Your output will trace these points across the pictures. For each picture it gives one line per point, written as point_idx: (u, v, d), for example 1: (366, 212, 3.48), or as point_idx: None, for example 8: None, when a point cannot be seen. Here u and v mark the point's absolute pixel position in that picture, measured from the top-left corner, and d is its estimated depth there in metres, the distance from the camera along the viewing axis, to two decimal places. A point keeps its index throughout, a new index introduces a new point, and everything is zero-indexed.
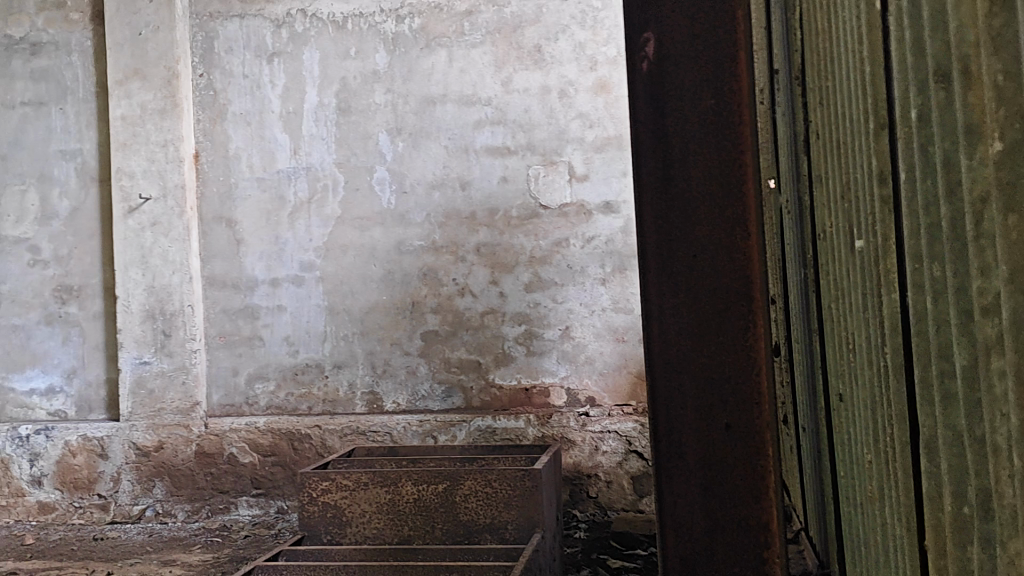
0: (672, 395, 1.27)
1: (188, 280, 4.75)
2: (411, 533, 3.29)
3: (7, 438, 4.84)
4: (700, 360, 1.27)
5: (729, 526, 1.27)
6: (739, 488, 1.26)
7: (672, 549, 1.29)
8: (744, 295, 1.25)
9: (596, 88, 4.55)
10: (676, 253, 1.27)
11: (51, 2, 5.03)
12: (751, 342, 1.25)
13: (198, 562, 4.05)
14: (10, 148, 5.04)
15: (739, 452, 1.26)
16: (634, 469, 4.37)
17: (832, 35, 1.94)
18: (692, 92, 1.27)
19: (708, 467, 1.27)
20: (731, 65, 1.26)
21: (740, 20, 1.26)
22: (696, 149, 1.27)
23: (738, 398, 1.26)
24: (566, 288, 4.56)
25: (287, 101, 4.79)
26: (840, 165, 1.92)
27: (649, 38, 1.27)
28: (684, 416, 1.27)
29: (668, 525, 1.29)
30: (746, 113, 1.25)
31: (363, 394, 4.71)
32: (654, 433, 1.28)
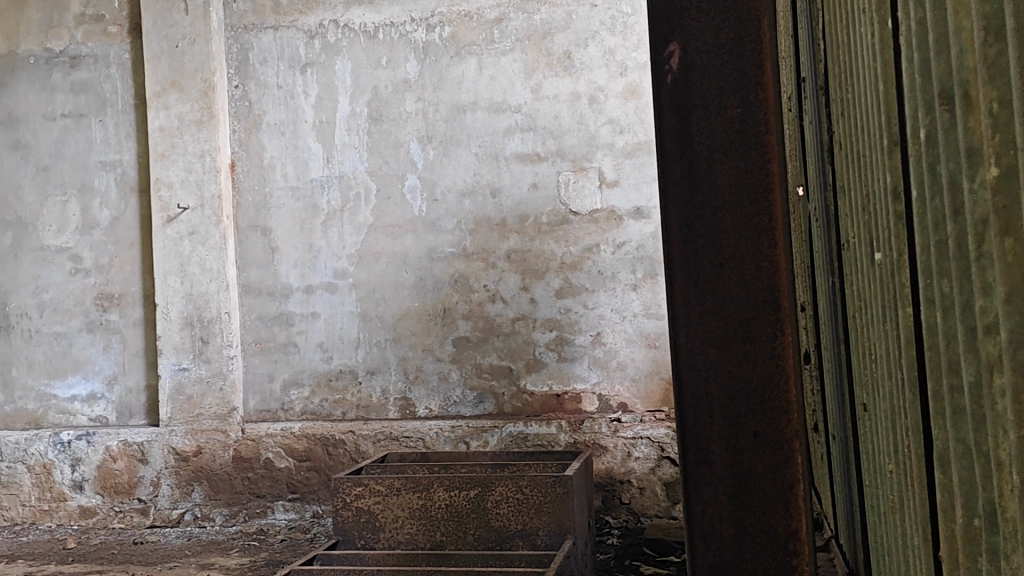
0: (700, 403, 1.28)
1: (224, 287, 4.83)
2: (443, 538, 3.31)
3: (49, 444, 4.95)
4: (727, 369, 1.28)
5: (757, 533, 1.28)
6: (770, 499, 1.27)
7: (701, 557, 1.29)
8: (771, 303, 1.27)
9: (625, 94, 4.56)
10: (703, 263, 1.28)
11: (90, 16, 5.14)
12: (779, 350, 1.26)
13: (236, 566, 4.11)
14: (51, 159, 5.15)
15: (768, 459, 1.27)
16: (667, 475, 4.37)
17: (850, 47, 1.94)
18: (718, 102, 1.28)
19: (736, 474, 1.28)
20: (757, 75, 1.27)
21: (766, 29, 1.28)
22: (721, 161, 1.28)
23: (766, 406, 1.27)
24: (598, 294, 4.57)
25: (320, 111, 4.85)
26: (860, 177, 1.93)
27: (673, 50, 1.29)
28: (713, 426, 1.28)
29: (696, 533, 1.29)
30: (773, 122, 1.26)
31: (396, 400, 4.75)
32: (682, 440, 1.29)
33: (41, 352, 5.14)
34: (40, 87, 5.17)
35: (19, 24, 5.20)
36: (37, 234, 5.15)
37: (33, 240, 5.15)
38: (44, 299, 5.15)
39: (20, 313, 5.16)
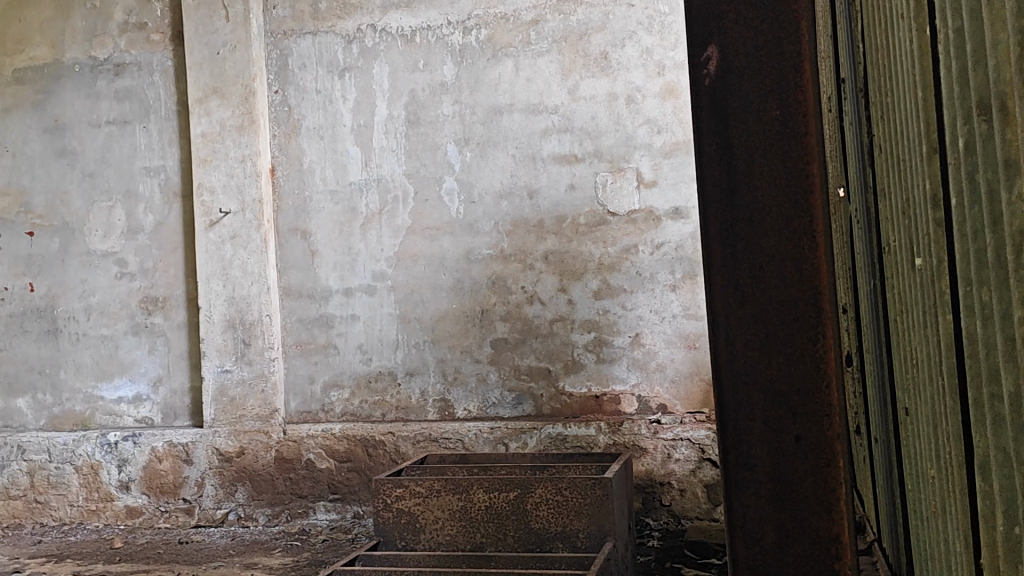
0: (741, 406, 1.27)
1: (265, 290, 4.89)
2: (483, 540, 3.32)
3: (97, 445, 5.05)
4: (768, 372, 1.27)
5: (799, 538, 1.27)
6: (812, 501, 1.26)
7: (742, 561, 1.28)
8: (813, 306, 1.25)
9: (663, 94, 4.53)
10: (743, 265, 1.27)
11: (133, 25, 5.24)
12: (820, 353, 1.25)
13: (279, 565, 4.16)
14: (97, 165, 5.26)
15: (810, 463, 1.26)
16: (707, 477, 4.34)
17: (888, 50, 1.92)
18: (758, 103, 1.27)
19: (777, 478, 1.27)
20: (796, 75, 1.26)
21: (806, 28, 1.27)
22: (761, 161, 1.27)
23: (808, 410, 1.26)
24: (636, 295, 4.55)
25: (358, 115, 4.89)
26: (900, 179, 1.90)
27: (711, 52, 1.28)
28: (754, 428, 1.27)
29: (737, 537, 1.28)
30: (813, 122, 1.26)
31: (435, 402, 4.78)
32: (723, 444, 1.28)
33: (88, 355, 5.25)
34: (85, 95, 5.28)
35: (66, 33, 5.32)
36: (83, 239, 5.26)
37: (80, 245, 5.26)
38: (91, 302, 5.26)
39: (68, 317, 5.28)
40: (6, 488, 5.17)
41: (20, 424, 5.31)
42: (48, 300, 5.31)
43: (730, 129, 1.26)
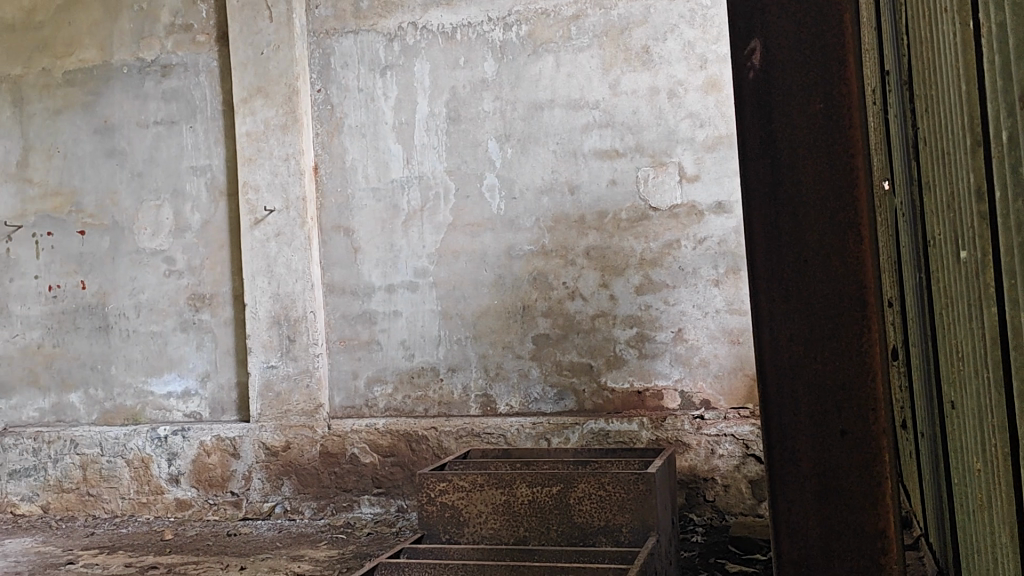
0: (785, 388, 1.40)
1: (310, 287, 4.95)
2: (527, 534, 3.33)
3: (148, 439, 5.16)
4: (813, 356, 1.39)
5: (842, 513, 1.39)
6: (854, 475, 1.38)
7: (785, 533, 1.41)
8: (859, 297, 1.37)
9: (705, 87, 4.50)
10: (787, 258, 1.39)
11: (179, 26, 5.33)
12: (865, 341, 1.37)
13: (324, 558, 4.22)
14: (145, 165, 5.37)
15: (854, 442, 1.38)
16: (752, 473, 4.31)
17: (932, 41, 1.89)
18: (802, 98, 1.39)
19: (821, 456, 1.39)
20: (840, 69, 1.38)
21: (849, 22, 1.38)
22: (804, 160, 1.39)
23: (851, 392, 1.38)
24: (679, 290, 4.53)
25: (399, 113, 4.93)
26: (944, 172, 1.88)
27: (754, 47, 1.40)
28: (799, 407, 1.40)
29: (781, 511, 1.41)
30: (857, 117, 1.37)
31: (477, 397, 4.80)
32: (768, 424, 1.41)
33: (138, 351, 5.36)
34: (134, 96, 5.39)
35: (114, 35, 5.43)
36: (133, 238, 5.37)
37: (129, 243, 5.38)
38: (140, 299, 5.37)
39: (118, 313, 5.39)
40: (61, 480, 5.31)
41: (73, 418, 5.45)
42: (99, 298, 5.43)
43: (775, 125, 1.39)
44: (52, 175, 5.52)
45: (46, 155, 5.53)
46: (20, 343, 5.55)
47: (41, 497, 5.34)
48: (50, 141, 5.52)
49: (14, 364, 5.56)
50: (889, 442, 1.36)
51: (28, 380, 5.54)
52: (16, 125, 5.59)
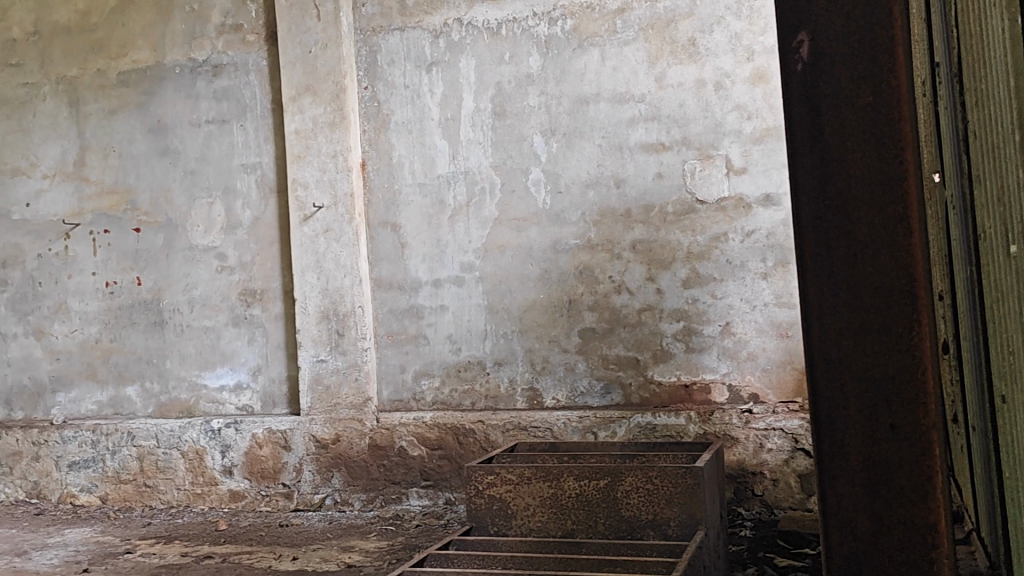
0: (834, 378, 1.45)
1: (358, 282, 5.01)
2: (574, 527, 3.34)
3: (202, 431, 5.28)
4: (862, 346, 1.43)
5: (893, 500, 1.43)
6: (904, 466, 1.42)
7: (836, 521, 1.46)
8: (908, 288, 1.41)
9: (753, 79, 4.46)
10: (836, 250, 1.44)
11: (229, 26, 5.42)
12: (915, 331, 1.41)
13: (374, 549, 4.28)
14: (197, 164, 5.47)
15: (906, 430, 1.42)
16: (801, 467, 4.28)
17: (981, 35, 1.86)
18: (850, 91, 1.43)
19: (871, 444, 1.44)
20: (888, 62, 1.41)
21: (897, 14, 1.42)
22: (852, 156, 1.43)
23: (901, 382, 1.42)
24: (726, 283, 4.50)
25: (445, 108, 4.96)
26: (994, 167, 1.84)
27: (802, 39, 1.44)
28: (848, 398, 1.44)
29: (831, 498, 1.46)
30: (905, 109, 1.41)
31: (524, 391, 4.82)
32: (818, 412, 1.46)
33: (192, 345, 5.48)
34: (186, 96, 5.50)
35: (166, 36, 5.54)
36: (186, 234, 5.48)
37: (182, 240, 5.49)
38: (193, 295, 5.49)
39: (173, 309, 5.52)
40: (119, 471, 5.45)
41: (130, 411, 5.59)
42: (154, 293, 5.56)
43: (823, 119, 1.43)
44: (108, 175, 5.66)
45: (102, 155, 5.67)
46: (78, 337, 5.71)
47: (100, 487, 5.50)
48: (105, 141, 5.66)
49: (73, 358, 5.72)
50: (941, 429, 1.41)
51: (86, 374, 5.69)
52: (73, 126, 5.74)
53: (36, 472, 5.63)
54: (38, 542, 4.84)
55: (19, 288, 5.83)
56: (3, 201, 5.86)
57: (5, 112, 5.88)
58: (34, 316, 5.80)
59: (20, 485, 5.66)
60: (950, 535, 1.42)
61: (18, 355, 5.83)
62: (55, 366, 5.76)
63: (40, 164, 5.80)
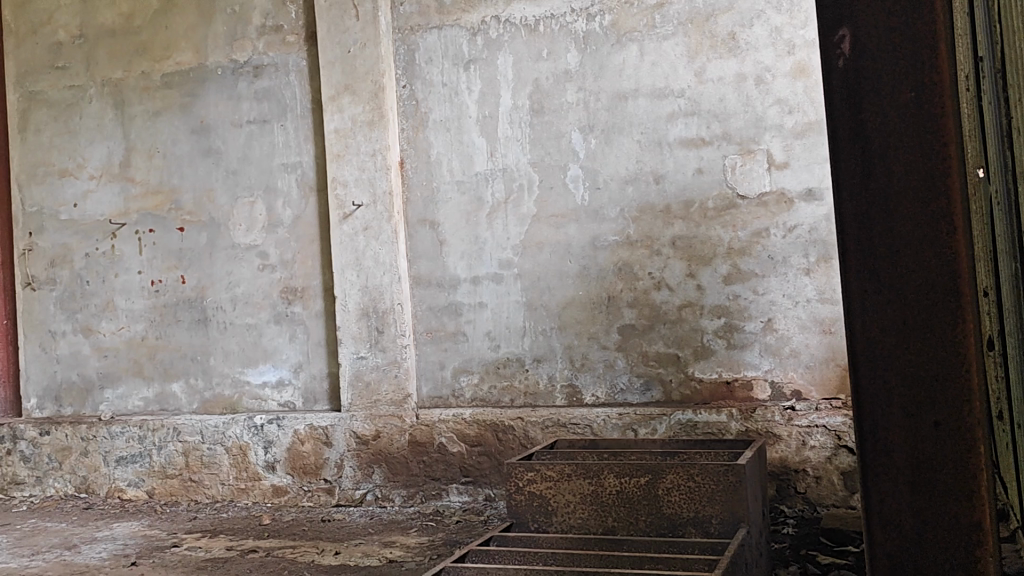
0: (876, 367, 1.51)
1: (398, 280, 5.05)
2: (615, 524, 3.34)
3: (245, 427, 5.35)
4: (904, 338, 1.49)
5: (936, 489, 1.49)
6: (948, 460, 1.48)
7: (878, 508, 1.53)
8: (951, 281, 1.47)
9: (793, 73, 4.41)
10: (877, 244, 1.50)
11: (270, 27, 5.49)
12: (958, 323, 1.47)
13: (415, 545, 4.31)
14: (239, 163, 5.55)
15: (948, 419, 1.48)
16: (844, 464, 4.24)
17: None
18: (893, 89, 1.49)
19: (914, 433, 1.50)
20: (931, 60, 1.47)
21: (940, 12, 1.47)
22: (894, 152, 1.49)
23: (944, 372, 1.48)
24: (768, 279, 4.46)
25: (483, 106, 4.97)
26: None
27: (844, 37, 1.51)
28: (892, 392, 1.50)
29: (873, 485, 1.53)
30: (948, 107, 1.46)
31: (563, 388, 4.82)
32: (861, 400, 1.53)
33: (235, 343, 5.56)
34: (228, 97, 5.57)
35: (208, 38, 5.62)
36: (229, 233, 5.56)
37: (225, 238, 5.57)
38: (236, 293, 5.57)
39: (216, 307, 5.60)
40: (165, 466, 5.55)
41: (176, 407, 5.69)
42: (198, 291, 5.65)
43: (864, 118, 1.50)
44: (153, 175, 5.76)
45: (147, 155, 5.77)
46: (125, 335, 5.82)
47: (147, 482, 5.60)
48: (150, 142, 5.76)
49: (120, 355, 5.83)
50: (984, 419, 1.46)
51: (133, 371, 5.81)
52: (118, 127, 5.85)
53: (85, 467, 5.75)
54: (87, 536, 4.95)
55: (67, 287, 5.96)
56: (52, 201, 6.00)
57: (52, 115, 6.01)
58: (82, 314, 5.93)
59: (69, 479, 5.78)
60: (993, 522, 1.47)
61: (67, 352, 5.97)
62: (103, 363, 5.88)
63: (87, 165, 5.92)
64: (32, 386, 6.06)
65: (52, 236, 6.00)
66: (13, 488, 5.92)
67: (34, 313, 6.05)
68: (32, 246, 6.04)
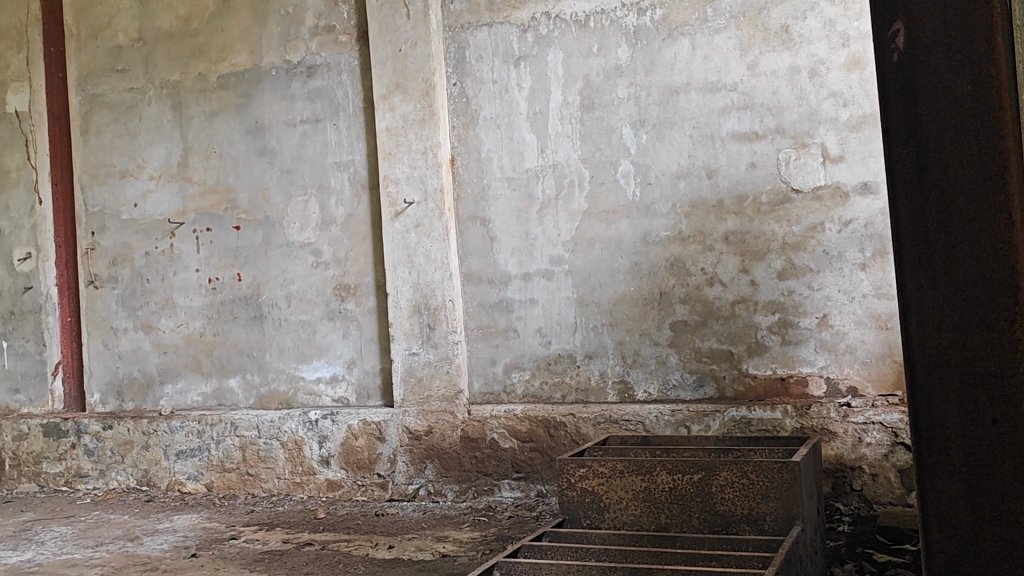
0: (929, 345, 1.67)
1: (449, 276, 5.08)
2: (668, 521, 3.33)
3: (300, 422, 5.43)
4: (956, 318, 1.64)
5: (988, 460, 1.63)
6: (1004, 439, 1.62)
7: (931, 476, 1.69)
8: (1006, 267, 1.61)
9: (849, 65, 4.33)
10: (931, 231, 1.66)
11: (323, 28, 5.56)
12: (1014, 305, 1.61)
13: (467, 539, 4.34)
14: (294, 163, 5.64)
15: (1000, 394, 1.62)
16: (901, 462, 4.16)
17: None
18: (947, 87, 1.64)
19: (966, 406, 1.65)
20: (987, 60, 1.61)
21: (997, 15, 1.60)
22: (949, 146, 1.64)
23: (997, 350, 1.62)
24: (823, 275, 4.39)
25: (533, 102, 4.98)
26: None
27: (898, 35, 1.68)
28: (948, 384, 1.65)
29: (926, 455, 1.69)
30: (1003, 104, 1.60)
31: (615, 384, 4.81)
32: (915, 375, 1.68)
33: (290, 339, 5.65)
34: (282, 97, 5.66)
35: (263, 39, 5.72)
36: (284, 231, 5.66)
37: (280, 236, 5.67)
38: (291, 290, 5.66)
39: (271, 304, 5.70)
40: (223, 460, 5.67)
41: (233, 402, 5.80)
42: (253, 289, 5.75)
43: (918, 115, 1.66)
44: (210, 175, 5.88)
45: (204, 156, 5.89)
46: (183, 332, 5.95)
47: (205, 476, 5.73)
48: (206, 142, 5.88)
49: (179, 352, 5.97)
50: None
51: (192, 367, 5.94)
52: (176, 128, 5.98)
53: (146, 460, 5.90)
54: (149, 528, 5.08)
55: (128, 285, 6.12)
56: (114, 201, 6.17)
57: (113, 117, 6.17)
58: (143, 311, 6.08)
59: (131, 472, 5.94)
60: None
61: (128, 348, 6.13)
62: (163, 359, 6.02)
63: (147, 165, 6.07)
64: (95, 381, 6.24)
65: (114, 235, 6.17)
66: (77, 481, 6.11)
67: (96, 310, 6.23)
68: (95, 245, 6.22)
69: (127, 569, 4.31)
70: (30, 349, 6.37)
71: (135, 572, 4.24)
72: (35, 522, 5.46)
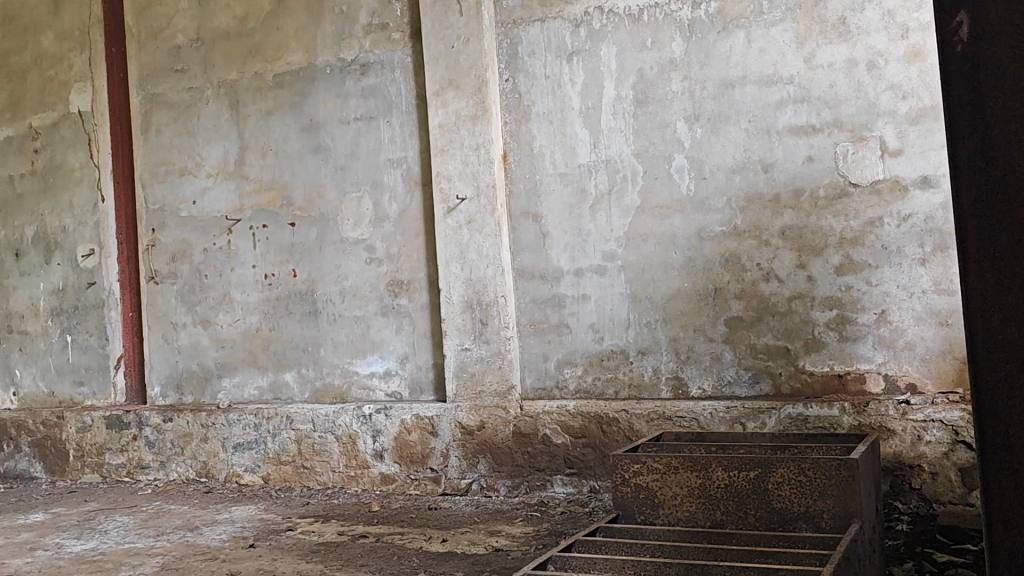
0: (991, 329, 1.66)
1: (501, 272, 5.09)
2: (723, 518, 3.30)
3: (354, 416, 5.50)
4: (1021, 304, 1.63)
5: None
6: None
7: (992, 459, 1.68)
8: None
9: (908, 57, 4.24)
10: (995, 218, 1.64)
11: (376, 26, 5.61)
12: None
13: (520, 534, 4.36)
14: (348, 160, 5.70)
15: None
16: (962, 460, 4.06)
17: None
18: (1011, 73, 1.62)
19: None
20: None
21: None
22: (1013, 133, 1.62)
23: None
24: (882, 270, 4.31)
25: (586, 98, 4.96)
26: None
27: (961, 23, 1.65)
28: (1008, 370, 1.65)
29: (989, 438, 1.68)
30: None
31: (669, 380, 4.78)
32: (976, 358, 1.68)
33: (344, 334, 5.72)
34: (336, 95, 5.73)
35: (318, 38, 5.78)
36: (338, 228, 5.73)
37: (334, 233, 5.74)
38: (345, 286, 5.72)
39: (326, 299, 5.78)
40: (279, 453, 5.76)
41: (289, 396, 5.90)
42: (308, 284, 5.83)
43: (983, 100, 1.63)
44: (266, 173, 5.97)
45: (260, 153, 5.98)
46: (241, 326, 6.06)
47: (262, 468, 5.83)
48: (262, 140, 5.97)
49: (236, 346, 6.09)
50: None
51: (249, 361, 6.04)
52: (233, 126, 6.08)
53: (205, 452, 6.02)
54: (208, 519, 5.19)
55: (187, 281, 6.25)
56: (173, 199, 6.30)
57: (172, 116, 6.30)
58: (201, 306, 6.20)
59: (190, 464, 6.07)
60: None
61: (187, 342, 6.27)
62: (220, 353, 6.14)
63: (205, 163, 6.18)
64: (156, 375, 6.39)
65: (174, 232, 6.30)
66: (139, 471, 6.27)
67: (157, 305, 6.38)
68: (155, 241, 6.38)
69: (188, 558, 4.41)
70: (94, 343, 6.56)
71: (195, 561, 4.33)
72: (99, 511, 5.62)
